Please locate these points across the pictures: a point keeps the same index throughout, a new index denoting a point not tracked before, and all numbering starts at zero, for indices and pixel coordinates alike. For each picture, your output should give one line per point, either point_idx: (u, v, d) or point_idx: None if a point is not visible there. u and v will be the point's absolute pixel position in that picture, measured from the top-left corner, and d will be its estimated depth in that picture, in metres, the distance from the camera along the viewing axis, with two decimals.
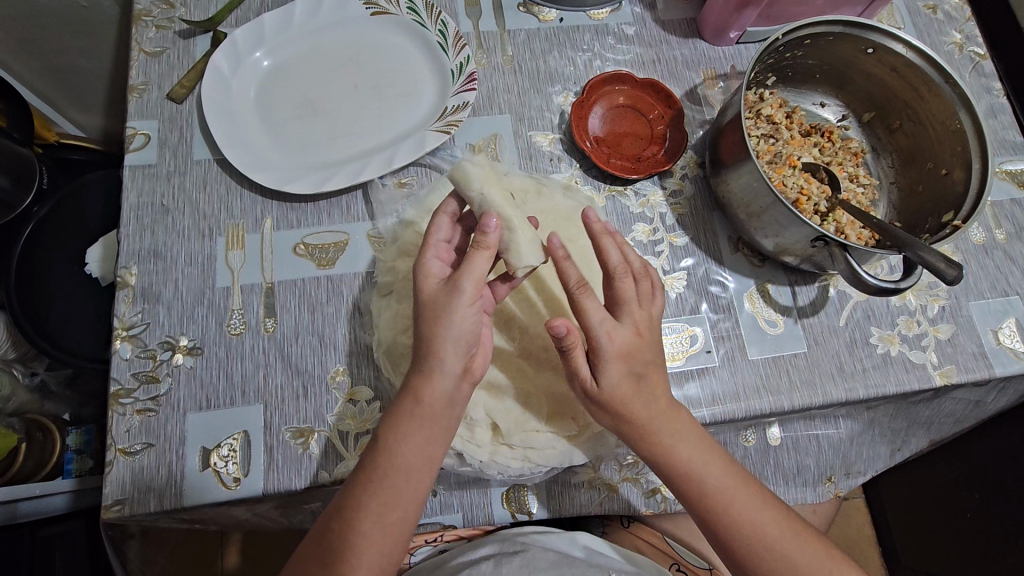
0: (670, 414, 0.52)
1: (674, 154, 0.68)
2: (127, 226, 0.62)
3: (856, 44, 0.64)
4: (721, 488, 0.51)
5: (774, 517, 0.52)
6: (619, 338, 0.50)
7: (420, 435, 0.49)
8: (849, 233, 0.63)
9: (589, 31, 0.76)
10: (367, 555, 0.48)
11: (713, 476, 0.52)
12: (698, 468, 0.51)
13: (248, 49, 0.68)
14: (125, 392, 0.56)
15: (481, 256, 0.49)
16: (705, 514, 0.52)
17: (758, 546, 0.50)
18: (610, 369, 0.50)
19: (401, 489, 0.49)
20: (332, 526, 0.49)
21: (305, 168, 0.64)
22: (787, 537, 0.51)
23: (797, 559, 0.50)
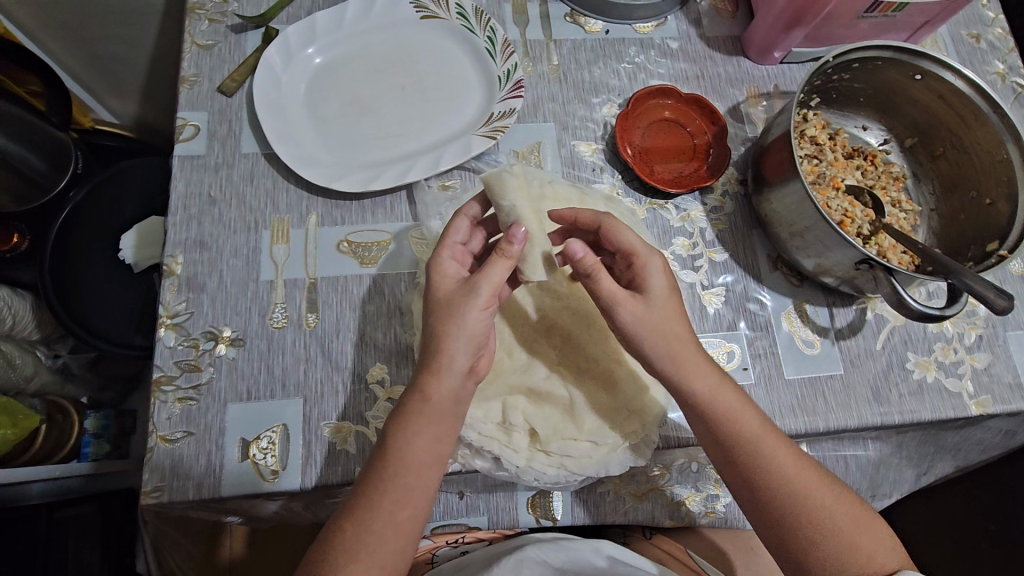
0: (702, 365, 0.52)
1: (717, 170, 0.68)
2: (174, 216, 0.62)
3: (905, 69, 0.64)
4: (757, 439, 0.51)
5: (808, 476, 0.51)
6: (647, 257, 0.54)
7: (429, 431, 0.49)
8: (891, 257, 0.62)
9: (634, 43, 0.77)
10: (383, 551, 0.47)
11: (751, 425, 0.51)
12: (733, 420, 0.51)
13: (301, 46, 0.68)
14: (167, 379, 0.57)
15: (501, 262, 0.51)
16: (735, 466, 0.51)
17: (791, 497, 0.50)
18: (656, 275, 0.53)
19: (408, 485, 0.48)
20: (344, 526, 0.48)
21: (351, 166, 0.65)
22: (821, 496, 0.50)
23: (829, 520, 0.49)
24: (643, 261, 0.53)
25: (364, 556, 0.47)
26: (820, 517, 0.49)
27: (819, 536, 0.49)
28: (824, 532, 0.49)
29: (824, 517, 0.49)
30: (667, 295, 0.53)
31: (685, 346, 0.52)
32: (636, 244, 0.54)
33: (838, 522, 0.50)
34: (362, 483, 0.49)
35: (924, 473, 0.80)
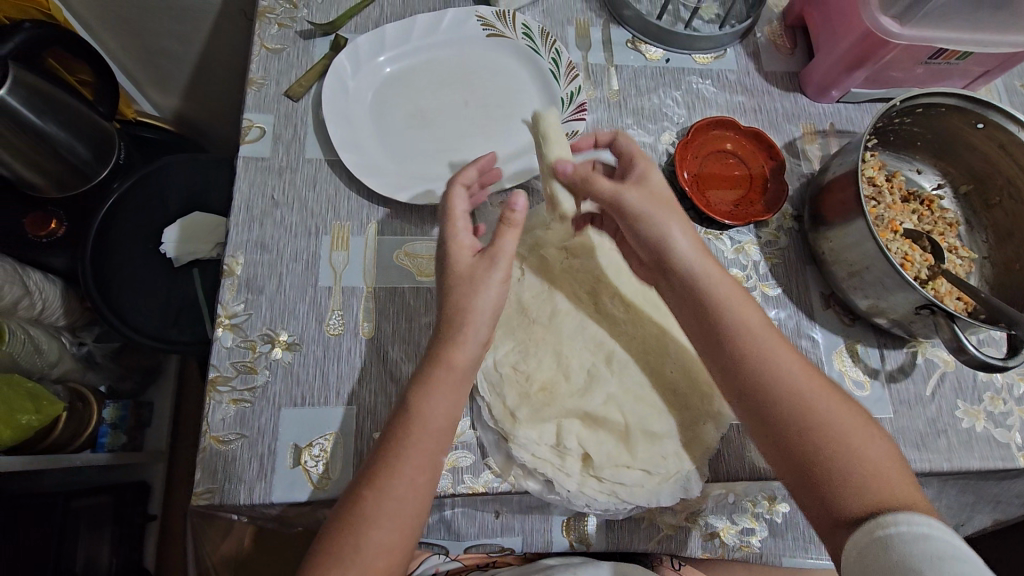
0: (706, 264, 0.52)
1: (774, 205, 0.68)
2: (237, 216, 0.63)
3: (967, 117, 0.65)
4: (754, 335, 0.49)
5: (826, 389, 0.47)
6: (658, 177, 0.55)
7: (448, 395, 0.50)
8: (947, 302, 0.63)
9: (694, 73, 0.77)
10: (400, 521, 0.47)
11: (751, 321, 0.49)
12: (746, 322, 0.49)
13: (370, 56, 0.69)
14: (223, 379, 0.56)
15: (508, 233, 0.52)
16: (741, 370, 0.48)
17: (794, 399, 0.47)
18: (653, 171, 0.55)
19: (421, 446, 0.49)
20: (364, 494, 0.47)
21: (414, 177, 0.65)
22: (842, 414, 0.46)
23: (851, 438, 0.45)
24: (638, 157, 0.57)
25: (386, 520, 0.47)
26: (840, 432, 0.45)
27: (838, 453, 0.44)
28: (831, 441, 0.45)
29: (843, 432, 0.45)
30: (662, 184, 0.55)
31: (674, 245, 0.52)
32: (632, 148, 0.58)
33: (860, 442, 0.45)
34: (377, 449, 0.49)
35: (961, 521, 0.79)
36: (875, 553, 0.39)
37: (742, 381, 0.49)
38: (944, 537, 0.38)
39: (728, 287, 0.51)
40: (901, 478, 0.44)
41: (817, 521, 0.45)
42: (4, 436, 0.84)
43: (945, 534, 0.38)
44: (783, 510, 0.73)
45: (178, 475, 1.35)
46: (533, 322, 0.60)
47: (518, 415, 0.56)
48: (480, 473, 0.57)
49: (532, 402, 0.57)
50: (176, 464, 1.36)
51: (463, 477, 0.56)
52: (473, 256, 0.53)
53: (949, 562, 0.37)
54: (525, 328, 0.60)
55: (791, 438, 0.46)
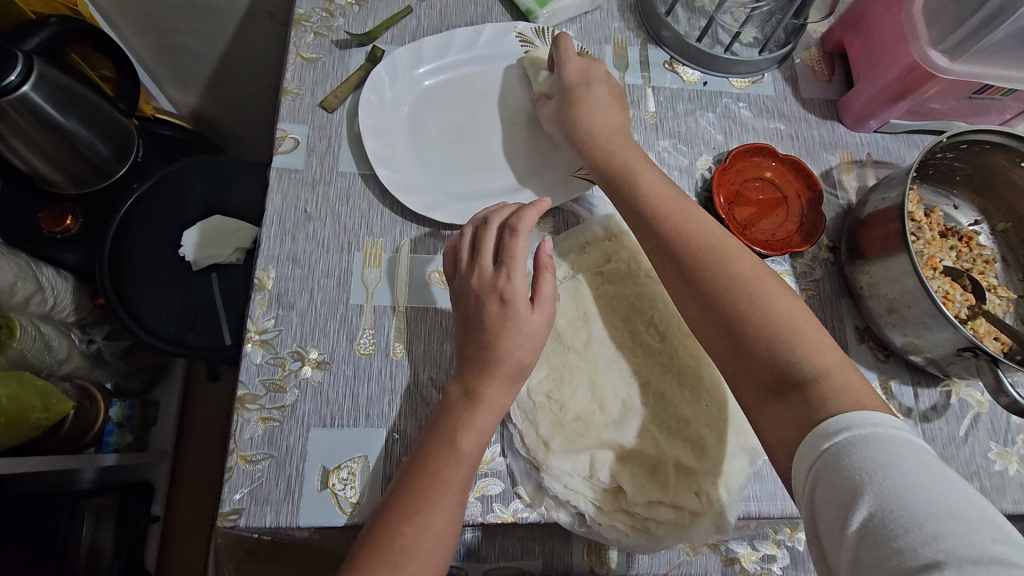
0: (652, 182, 0.57)
1: (811, 236, 0.68)
2: (269, 228, 0.62)
3: (1012, 154, 0.64)
4: (702, 241, 0.52)
5: (724, 235, 0.53)
6: (628, 151, 0.60)
7: (479, 427, 0.52)
8: (987, 343, 0.62)
9: (731, 97, 0.76)
10: (432, 553, 0.48)
11: (699, 230, 0.53)
12: (651, 189, 0.56)
13: (407, 69, 0.68)
14: (251, 398, 0.55)
15: (546, 276, 0.55)
16: (650, 231, 0.54)
17: (736, 294, 0.49)
18: (569, 68, 0.65)
19: (457, 480, 0.51)
20: (402, 528, 0.48)
21: (450, 195, 0.64)
22: (741, 258, 0.51)
23: (749, 277, 0.49)
24: (564, 61, 0.65)
25: (422, 555, 0.47)
26: (742, 274, 0.50)
27: (737, 291, 0.49)
28: (766, 327, 0.47)
29: (743, 274, 0.50)
30: (577, 80, 0.64)
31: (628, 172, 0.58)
32: (566, 51, 0.66)
33: (759, 280, 0.49)
34: (406, 486, 0.50)
35: None
36: (816, 471, 0.40)
37: (651, 238, 0.54)
38: (872, 435, 0.39)
39: (632, 159, 0.59)
40: (800, 314, 0.48)
41: (727, 360, 0.49)
42: (9, 433, 0.83)
43: (877, 440, 0.39)
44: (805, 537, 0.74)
45: (181, 475, 1.34)
46: (568, 349, 0.59)
47: (552, 445, 0.55)
48: (510, 502, 0.56)
49: (565, 431, 0.56)
50: (179, 464, 1.34)
51: (492, 506, 0.55)
52: (527, 308, 0.54)
53: (886, 476, 0.37)
54: (560, 354, 0.59)
55: (693, 283, 0.51)
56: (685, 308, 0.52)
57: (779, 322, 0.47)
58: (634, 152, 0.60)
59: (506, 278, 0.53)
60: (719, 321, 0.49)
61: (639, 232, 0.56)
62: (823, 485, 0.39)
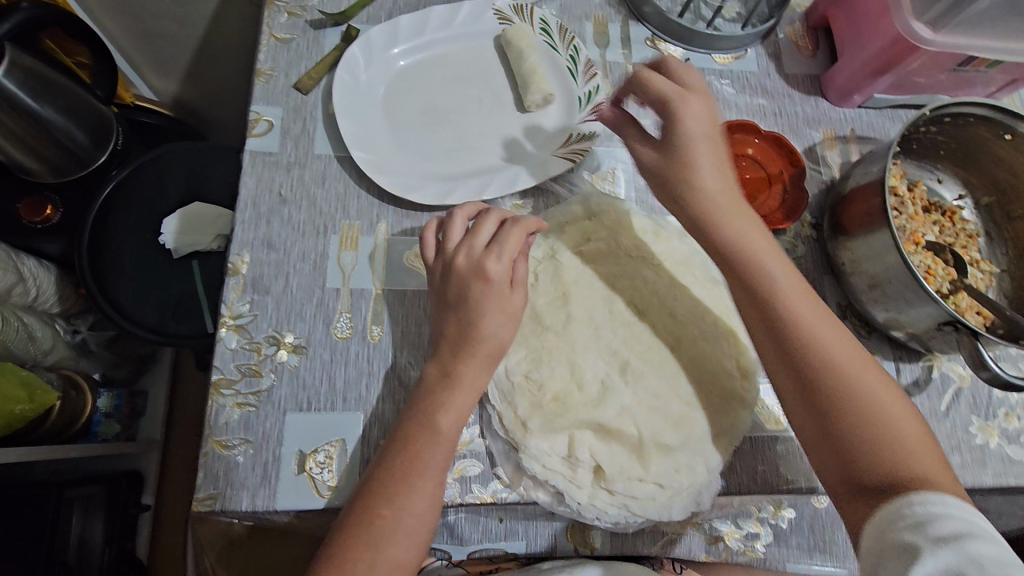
0: (767, 251, 0.52)
1: (793, 213, 0.67)
2: (243, 212, 0.61)
3: (996, 127, 0.63)
4: (811, 324, 0.49)
5: (834, 324, 0.50)
6: (751, 232, 0.53)
7: (458, 409, 0.52)
8: (968, 317, 0.62)
9: (714, 74, 0.75)
10: (410, 535, 0.48)
11: (807, 309, 0.50)
12: (776, 276, 0.51)
13: (383, 48, 0.67)
14: (226, 383, 0.55)
15: (520, 263, 0.57)
16: (762, 308, 0.50)
17: (848, 391, 0.47)
18: (688, 117, 0.53)
19: (436, 462, 0.50)
20: (381, 512, 0.48)
21: (427, 177, 0.63)
22: (863, 369, 0.48)
23: (872, 391, 0.47)
24: (675, 105, 0.53)
25: (401, 537, 0.47)
26: (854, 368, 0.48)
27: (852, 390, 0.47)
28: (877, 430, 0.45)
29: (857, 373, 0.47)
30: (695, 135, 0.53)
31: (743, 240, 0.52)
32: (669, 92, 0.53)
33: (870, 379, 0.48)
34: (385, 468, 0.50)
35: None
36: (881, 537, 0.41)
37: (760, 314, 0.51)
38: (963, 515, 0.40)
39: (755, 240, 0.52)
40: (924, 437, 0.46)
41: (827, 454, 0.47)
42: None
43: (946, 516, 0.40)
44: (788, 515, 0.74)
45: (172, 464, 1.34)
46: (547, 330, 0.58)
47: (530, 425, 0.54)
48: (489, 482, 0.56)
49: (544, 411, 0.55)
50: (169, 454, 1.34)
51: (471, 487, 0.55)
52: (507, 288, 0.54)
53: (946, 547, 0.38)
54: (538, 335, 0.58)
55: (811, 389, 0.48)
56: (793, 407, 0.50)
57: (893, 433, 0.45)
58: (757, 229, 0.53)
59: (494, 257, 0.54)
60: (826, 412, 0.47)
61: (754, 322, 0.51)
62: (885, 548, 0.40)
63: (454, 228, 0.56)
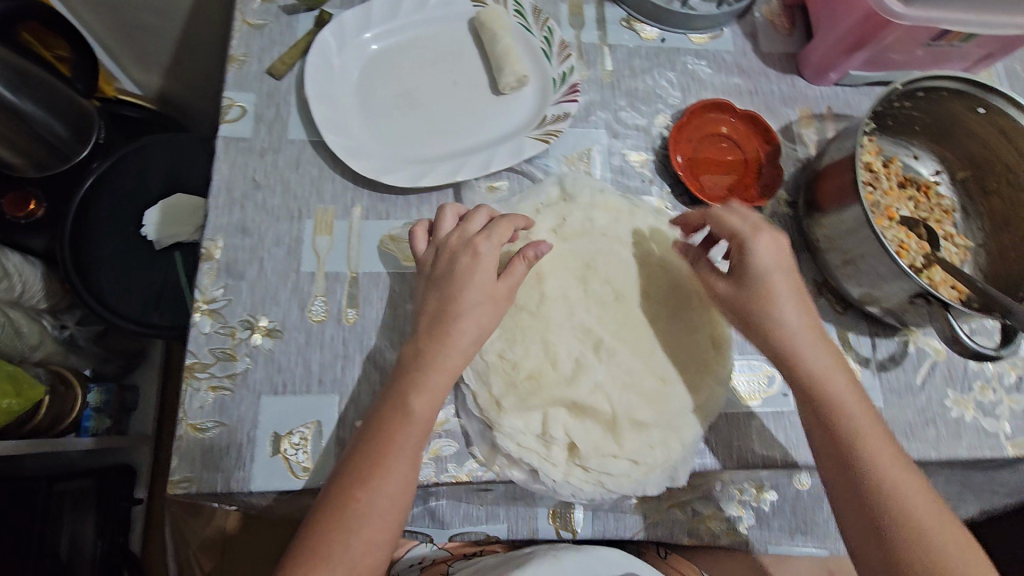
0: (836, 369, 0.53)
1: (769, 188, 0.67)
2: (216, 198, 0.60)
3: (969, 101, 0.63)
4: (866, 439, 0.50)
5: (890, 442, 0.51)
6: (828, 362, 0.53)
7: (432, 391, 0.51)
8: (942, 292, 0.62)
9: (690, 54, 0.75)
10: (382, 517, 0.48)
11: (863, 429, 0.51)
12: (844, 400, 0.52)
13: (355, 32, 0.66)
14: (201, 366, 0.55)
15: (519, 263, 0.55)
16: (819, 422, 0.52)
17: (896, 513, 0.48)
18: (762, 253, 0.54)
19: (411, 444, 0.50)
20: (355, 495, 0.48)
21: (401, 160, 0.63)
22: (922, 499, 0.49)
23: (932, 527, 0.47)
24: (748, 239, 0.54)
25: (375, 520, 0.48)
26: (907, 491, 0.48)
27: (897, 513, 0.48)
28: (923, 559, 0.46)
29: (907, 496, 0.48)
30: (773, 269, 0.54)
31: (803, 356, 0.53)
32: (739, 229, 0.55)
33: (921, 505, 0.48)
34: (360, 451, 0.50)
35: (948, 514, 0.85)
36: None
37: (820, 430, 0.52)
38: None
39: (829, 367, 0.53)
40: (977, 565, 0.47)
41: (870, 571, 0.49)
42: None
43: None
44: (769, 497, 0.76)
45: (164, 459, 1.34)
46: (522, 310, 0.58)
47: (504, 404, 0.55)
48: (464, 462, 0.56)
49: (518, 390, 0.55)
50: (161, 449, 1.35)
51: (446, 466, 0.55)
52: (495, 272, 0.55)
53: None
54: (513, 315, 0.58)
55: (869, 513, 0.49)
56: (847, 523, 0.51)
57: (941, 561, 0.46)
58: (835, 359, 0.54)
59: (483, 237, 0.55)
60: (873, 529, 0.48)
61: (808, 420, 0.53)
62: None
63: (445, 218, 0.58)
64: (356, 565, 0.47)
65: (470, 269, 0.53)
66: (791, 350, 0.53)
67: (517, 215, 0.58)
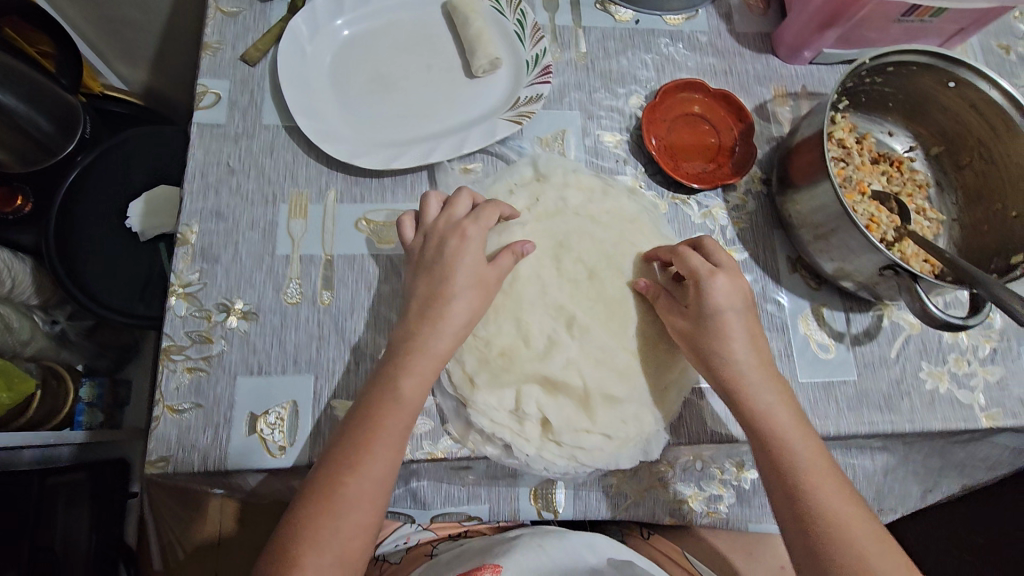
0: (780, 397, 0.53)
1: (742, 166, 0.67)
2: (191, 183, 0.61)
3: (939, 75, 0.63)
4: (808, 463, 0.50)
5: (832, 469, 0.51)
6: (774, 400, 0.53)
7: (419, 374, 0.52)
8: (913, 265, 0.62)
9: (664, 35, 0.75)
10: (367, 499, 0.49)
11: (805, 453, 0.51)
12: (789, 435, 0.51)
13: (328, 17, 0.67)
14: (177, 349, 0.56)
15: (506, 256, 0.56)
16: (764, 447, 0.52)
17: (838, 539, 0.47)
18: (719, 293, 0.53)
19: (398, 428, 0.51)
20: (344, 479, 0.49)
21: (374, 144, 0.64)
22: (863, 526, 0.48)
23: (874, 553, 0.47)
24: (704, 280, 0.53)
25: (362, 505, 0.49)
26: (848, 517, 0.48)
27: (841, 540, 0.47)
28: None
29: (847, 521, 0.48)
30: (728, 309, 0.53)
31: (749, 383, 0.53)
32: (698, 267, 0.54)
33: (861, 532, 0.48)
34: (348, 436, 0.51)
35: (930, 489, 0.86)
36: None
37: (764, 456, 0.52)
38: None
39: (775, 405, 0.53)
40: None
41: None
42: None
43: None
44: (751, 477, 0.75)
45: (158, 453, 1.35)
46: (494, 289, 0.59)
47: (477, 381, 0.55)
48: (439, 439, 0.56)
49: (491, 367, 0.56)
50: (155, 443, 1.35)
51: (421, 443, 0.56)
52: (484, 258, 0.55)
53: None
54: None
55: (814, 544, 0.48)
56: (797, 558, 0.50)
57: None
58: (783, 396, 0.53)
59: (471, 222, 0.56)
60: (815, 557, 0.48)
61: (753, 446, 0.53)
62: None
63: (429, 205, 0.58)
64: (342, 552, 0.47)
65: (458, 251, 0.55)
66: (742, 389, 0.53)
67: (501, 202, 0.60)
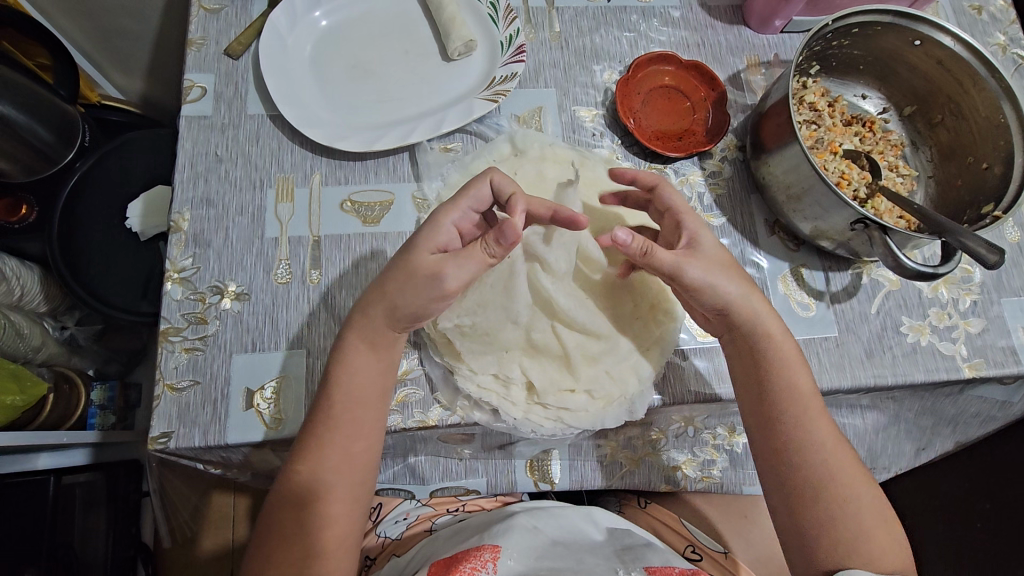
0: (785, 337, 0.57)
1: (716, 134, 0.69)
2: (181, 172, 0.64)
3: (903, 34, 0.65)
4: (804, 396, 0.55)
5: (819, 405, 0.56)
6: (786, 345, 0.57)
7: (366, 367, 0.54)
8: (887, 220, 0.64)
9: (636, 12, 0.77)
10: (339, 476, 0.52)
11: (802, 386, 0.56)
12: (792, 369, 0.56)
13: (306, 9, 0.69)
14: (174, 330, 0.58)
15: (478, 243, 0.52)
16: (760, 383, 0.56)
17: (822, 464, 0.54)
18: (701, 231, 0.57)
19: (348, 415, 0.52)
20: (298, 468, 0.52)
21: (355, 128, 0.66)
22: (840, 456, 0.54)
23: (852, 480, 0.54)
24: (684, 217, 0.57)
25: (331, 495, 0.53)
26: (831, 447, 0.54)
27: (821, 466, 0.54)
28: (838, 502, 0.53)
29: (828, 451, 0.54)
30: (717, 248, 0.57)
31: (757, 321, 0.56)
32: (678, 205, 0.58)
33: (840, 458, 0.54)
34: (308, 431, 0.53)
35: (924, 448, 0.87)
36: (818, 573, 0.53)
37: (760, 390, 0.56)
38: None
39: (788, 351, 0.56)
40: (878, 511, 0.54)
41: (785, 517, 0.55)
42: None
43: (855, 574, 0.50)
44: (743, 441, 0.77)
45: None
46: None
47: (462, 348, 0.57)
48: (429, 408, 0.58)
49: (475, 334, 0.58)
50: None
51: (412, 412, 0.57)
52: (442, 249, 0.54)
53: None
54: None
55: (796, 473, 0.54)
56: (768, 478, 0.56)
57: (847, 509, 0.53)
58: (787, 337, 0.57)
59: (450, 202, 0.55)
60: (795, 480, 0.54)
61: (745, 380, 0.57)
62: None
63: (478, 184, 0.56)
64: (320, 537, 0.52)
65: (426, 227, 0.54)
66: (763, 335, 0.56)
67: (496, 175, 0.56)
